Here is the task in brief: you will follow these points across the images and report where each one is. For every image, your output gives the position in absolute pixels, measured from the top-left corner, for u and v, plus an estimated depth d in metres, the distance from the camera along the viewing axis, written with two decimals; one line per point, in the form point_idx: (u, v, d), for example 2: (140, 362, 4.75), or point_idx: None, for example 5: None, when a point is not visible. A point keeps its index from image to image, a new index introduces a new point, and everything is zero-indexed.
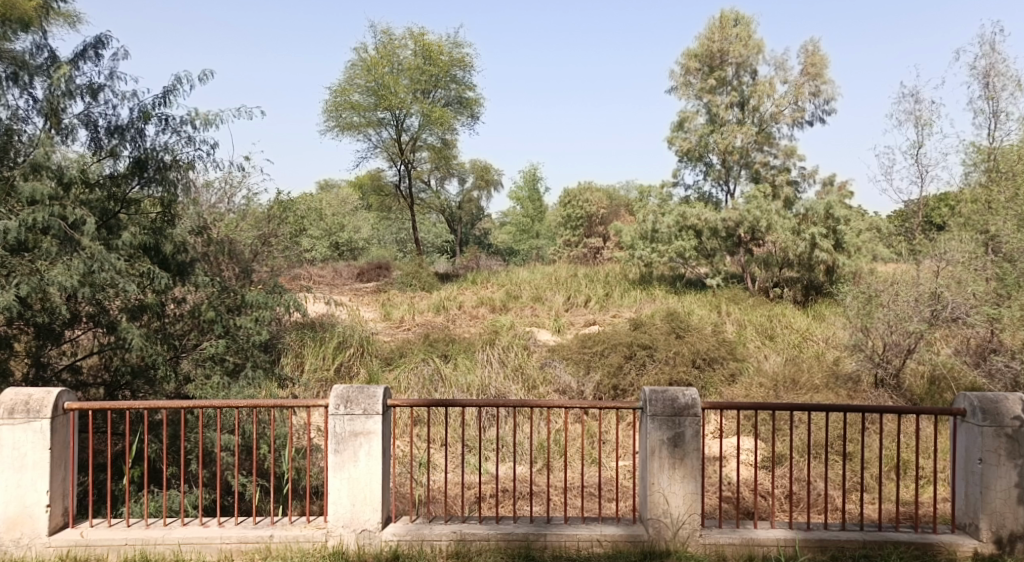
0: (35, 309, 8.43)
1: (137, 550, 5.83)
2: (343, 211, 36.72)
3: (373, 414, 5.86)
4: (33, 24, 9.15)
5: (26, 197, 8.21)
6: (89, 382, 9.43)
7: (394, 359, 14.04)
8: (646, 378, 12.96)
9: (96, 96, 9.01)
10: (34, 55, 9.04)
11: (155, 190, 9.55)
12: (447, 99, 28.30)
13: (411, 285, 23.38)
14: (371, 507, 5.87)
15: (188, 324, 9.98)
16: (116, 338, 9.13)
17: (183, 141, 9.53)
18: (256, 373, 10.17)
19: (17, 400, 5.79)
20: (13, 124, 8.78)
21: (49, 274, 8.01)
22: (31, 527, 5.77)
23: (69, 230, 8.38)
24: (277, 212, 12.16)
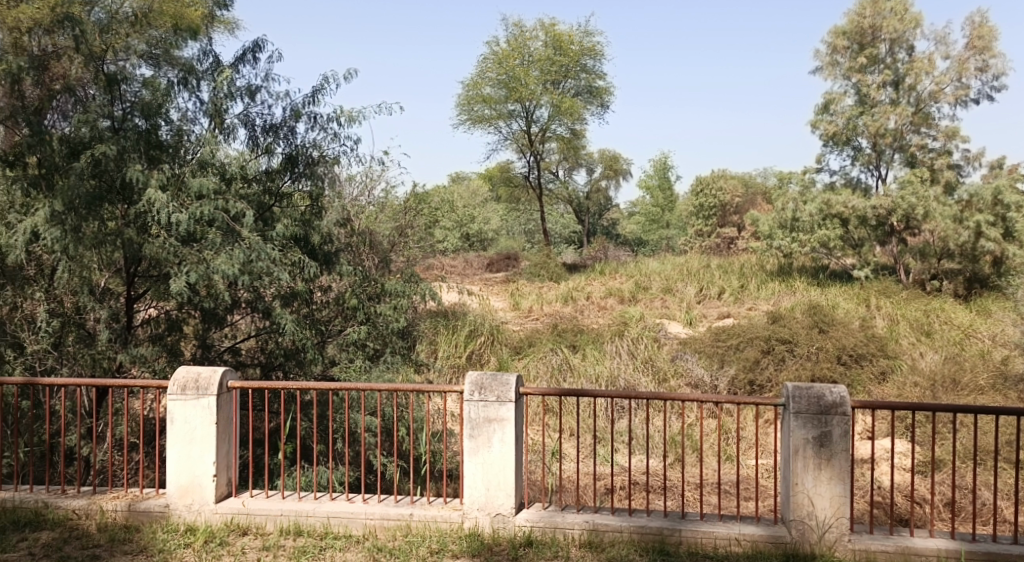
0: (202, 295, 9.25)
1: (291, 521, 6.20)
2: (473, 203, 37.35)
3: (506, 401, 5.96)
4: (201, 31, 9.87)
5: (194, 192, 8.89)
6: (247, 362, 10.19)
7: (524, 349, 14.24)
8: (785, 374, 12.43)
9: (254, 97, 9.66)
10: (201, 60, 9.82)
11: (304, 184, 10.22)
12: (577, 89, 28.23)
13: (539, 276, 23.62)
14: (505, 493, 5.97)
15: (334, 311, 10.55)
16: (270, 323, 9.87)
17: (330, 137, 10.05)
18: (394, 358, 10.54)
19: (188, 378, 6.32)
20: (183, 125, 9.57)
21: (214, 264, 8.68)
22: (200, 495, 6.27)
23: (231, 222, 9.05)
24: (413, 204, 12.57)
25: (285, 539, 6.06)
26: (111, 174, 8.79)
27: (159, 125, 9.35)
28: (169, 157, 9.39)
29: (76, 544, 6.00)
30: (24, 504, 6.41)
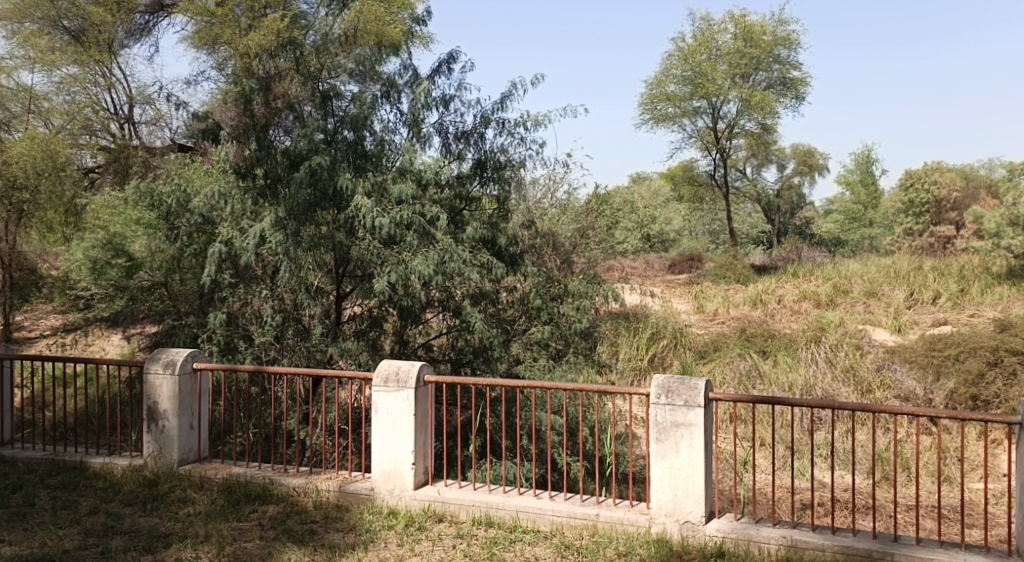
0: (400, 294, 9.85)
1: (483, 513, 6.43)
2: (655, 203, 36.80)
3: (695, 405, 5.82)
4: (401, 47, 10.51)
5: (395, 198, 9.47)
6: (439, 358, 10.73)
7: (709, 353, 13.83)
8: (1017, 390, 11.14)
9: (448, 106, 10.14)
10: (402, 74, 10.44)
11: (492, 188, 10.56)
12: (769, 81, 27.03)
13: (725, 277, 22.87)
14: (694, 500, 5.84)
15: (519, 310, 10.85)
16: (460, 321, 10.32)
17: (517, 142, 10.32)
18: (577, 359, 10.63)
19: (390, 371, 6.76)
20: (385, 135, 10.23)
21: (411, 265, 9.20)
22: (400, 481, 6.67)
23: (427, 225, 9.54)
24: (595, 206, 12.60)
25: (478, 529, 6.29)
26: (325, 183, 9.58)
27: (365, 136, 10.05)
28: (373, 166, 10.07)
29: (296, 519, 6.60)
30: (253, 479, 7.14)
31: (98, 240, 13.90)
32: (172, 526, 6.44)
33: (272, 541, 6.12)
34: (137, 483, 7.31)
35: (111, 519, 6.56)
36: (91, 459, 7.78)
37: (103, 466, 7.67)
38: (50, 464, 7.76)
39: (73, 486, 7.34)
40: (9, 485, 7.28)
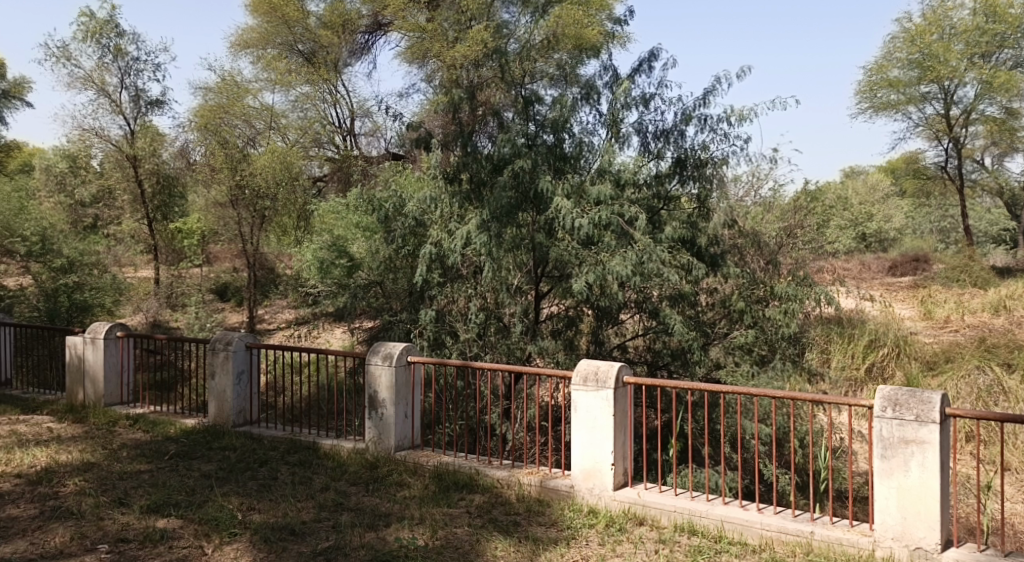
0: (597, 294, 9.93)
1: (685, 519, 6.30)
2: (873, 199, 34.10)
3: (928, 421, 5.33)
4: (600, 49, 10.60)
5: (593, 199, 9.52)
6: (636, 360, 10.68)
7: (939, 365, 12.64)
8: None
9: (648, 105, 10.06)
10: (602, 75, 10.51)
11: (692, 187, 10.32)
12: (1016, 60, 24.16)
13: (958, 281, 20.71)
14: (927, 525, 5.35)
15: (720, 313, 10.55)
16: (658, 323, 10.21)
17: (719, 138, 10.02)
18: (785, 366, 10.11)
19: (589, 371, 6.83)
20: (584, 137, 10.34)
21: (609, 265, 9.23)
22: (599, 480, 6.72)
23: (625, 226, 9.50)
24: (804, 203, 11.95)
25: (681, 535, 6.17)
26: (527, 185, 9.80)
27: (564, 138, 10.25)
28: (571, 168, 10.24)
29: (501, 509, 6.86)
30: (461, 468, 7.52)
31: (325, 242, 15.44)
32: (391, 507, 6.94)
33: (480, 529, 6.40)
34: (359, 465, 7.95)
35: (340, 496, 7.19)
36: (321, 440, 8.58)
37: (330, 447, 8.42)
38: (289, 443, 8.64)
39: (308, 463, 8.13)
40: (257, 459, 8.20)
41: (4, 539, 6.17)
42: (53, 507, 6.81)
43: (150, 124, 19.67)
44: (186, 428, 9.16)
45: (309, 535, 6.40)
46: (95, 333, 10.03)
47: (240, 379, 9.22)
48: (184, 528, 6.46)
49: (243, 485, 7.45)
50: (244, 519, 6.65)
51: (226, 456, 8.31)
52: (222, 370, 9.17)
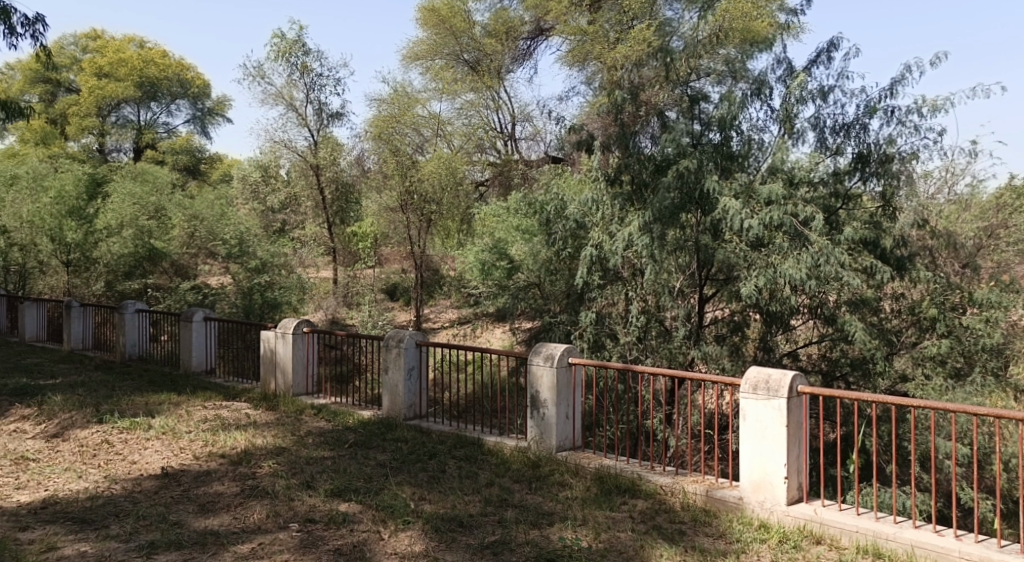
0: (768, 299, 9.57)
1: (869, 541, 5.92)
2: None
3: None
4: (772, 43, 10.21)
5: (764, 198, 9.14)
6: (809, 369, 10.20)
7: None
8: None
9: (826, 98, 9.57)
10: (775, 69, 10.12)
11: (875, 184, 9.67)
12: None
13: None
14: None
15: (907, 321, 9.84)
16: (836, 330, 9.67)
17: (908, 131, 9.35)
18: (984, 381, 9.24)
19: (759, 379, 6.58)
20: (754, 134, 10.00)
21: (781, 268, 8.86)
22: (772, 493, 6.46)
23: (799, 226, 9.04)
24: (1008, 201, 10.95)
25: (863, 558, 5.79)
26: (692, 185, 9.48)
27: (732, 136, 9.94)
28: (740, 167, 9.93)
29: (665, 517, 6.76)
30: (623, 472, 7.48)
31: (486, 245, 15.85)
32: (554, 506, 7.04)
33: (645, 535, 6.35)
34: (522, 463, 8.11)
35: (504, 492, 7.38)
36: (486, 437, 8.83)
37: (495, 445, 8.66)
38: (455, 438, 8.96)
39: (473, 459, 8.40)
40: (427, 452, 8.59)
41: (211, 512, 6.86)
42: (251, 486, 7.48)
43: (331, 134, 21.28)
44: (363, 419, 9.74)
45: (476, 527, 6.63)
46: (285, 328, 10.88)
47: (410, 374, 9.68)
48: (363, 513, 6.89)
49: (415, 476, 7.83)
50: (416, 508, 6.99)
51: (399, 447, 8.77)
52: (395, 365, 9.68)
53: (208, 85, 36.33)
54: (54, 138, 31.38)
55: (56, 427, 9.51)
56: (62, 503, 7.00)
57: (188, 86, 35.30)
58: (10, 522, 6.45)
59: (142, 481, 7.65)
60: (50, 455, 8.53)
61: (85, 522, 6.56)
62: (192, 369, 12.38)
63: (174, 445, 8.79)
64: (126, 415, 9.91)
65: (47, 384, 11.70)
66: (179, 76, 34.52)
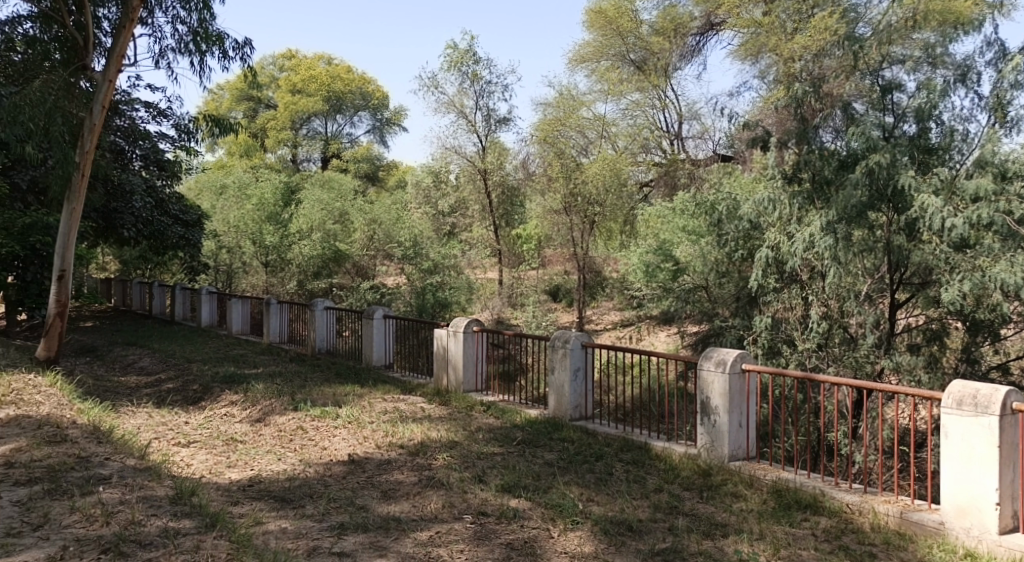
0: (974, 306, 8.82)
1: None
2: None
3: None
4: (979, 23, 9.32)
5: (970, 195, 8.36)
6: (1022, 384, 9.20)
7: None
8: None
9: None
10: (983, 52, 9.28)
11: None
12: None
13: None
14: None
15: None
16: None
17: None
18: None
19: (966, 394, 6.00)
20: (957, 124, 9.18)
21: (992, 272, 8.14)
22: (979, 521, 5.88)
23: (1014, 226, 8.28)
24: None
25: None
26: (882, 182, 8.81)
27: (930, 128, 9.18)
28: (940, 162, 9.19)
29: (853, 537, 6.32)
30: (803, 487, 7.10)
31: (651, 246, 15.55)
32: (728, 517, 6.80)
33: (830, 555, 5.98)
34: (693, 470, 7.86)
35: (674, 499, 7.22)
36: (653, 442, 8.68)
37: (663, 450, 8.47)
38: (622, 441, 8.87)
39: (641, 463, 8.28)
40: (594, 453, 8.57)
41: (393, 499, 7.22)
42: (427, 477, 7.80)
43: (497, 140, 22.08)
44: (531, 418, 9.87)
45: (647, 533, 6.54)
46: (455, 327, 11.23)
47: (576, 375, 9.70)
48: (533, 510, 6.98)
49: (582, 477, 7.84)
50: (585, 509, 6.99)
51: (566, 447, 8.81)
52: (561, 366, 9.74)
53: (387, 97, 38.41)
54: (255, 150, 34.45)
55: (259, 413, 10.41)
56: (265, 482, 7.65)
57: (369, 98, 37.51)
58: (222, 496, 7.12)
59: (331, 466, 8.20)
60: (254, 437, 9.36)
61: (284, 501, 7.13)
62: (373, 364, 13.12)
63: (358, 434, 9.35)
64: (317, 404, 10.66)
65: (251, 373, 12.84)
66: (361, 89, 36.80)
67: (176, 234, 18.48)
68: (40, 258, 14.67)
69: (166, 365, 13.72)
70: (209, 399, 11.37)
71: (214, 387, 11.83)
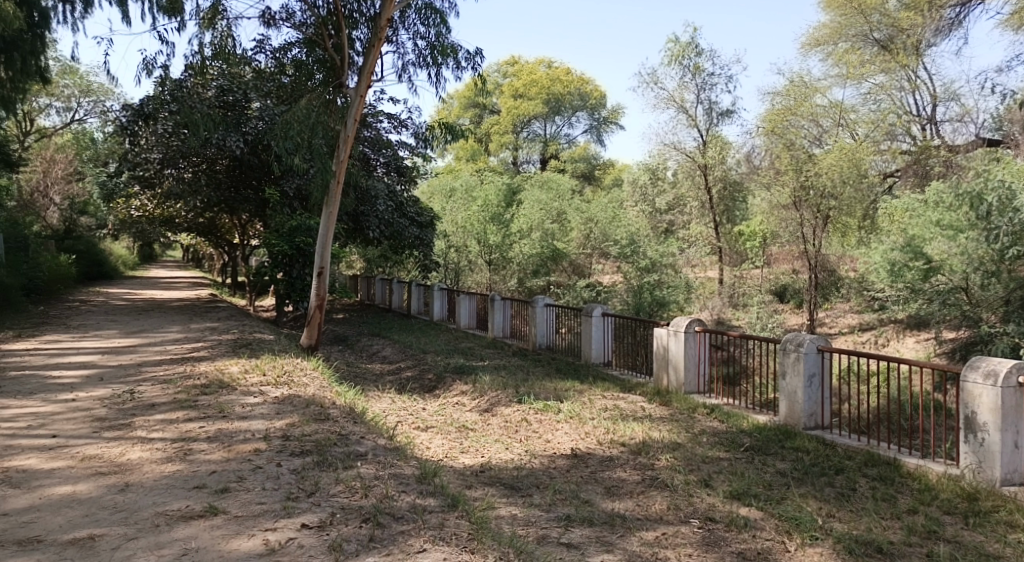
0: None
1: None
2: None
3: None
4: None
5: None
6: None
7: None
8: None
9: None
10: None
11: None
12: None
13: None
14: None
15: None
16: None
17: None
18: None
19: None
20: None
21: None
22: None
23: None
24: None
25: None
26: None
27: None
28: None
29: None
30: None
31: (897, 243, 13.66)
32: (1002, 549, 5.98)
33: None
34: (954, 493, 6.97)
35: (933, 523, 6.47)
36: (904, 458, 7.84)
37: (916, 468, 7.60)
38: (866, 454, 8.10)
39: (890, 480, 7.51)
40: (833, 465, 7.92)
41: (618, 496, 7.17)
42: (652, 477, 7.66)
43: (719, 134, 21.61)
44: (759, 424, 9.31)
45: (900, 557, 5.95)
46: (676, 327, 10.95)
47: (811, 382, 9.03)
48: (766, 521, 6.60)
49: (821, 490, 7.29)
50: (826, 524, 6.49)
51: (800, 457, 8.24)
52: (793, 371, 9.12)
53: (605, 96, 38.39)
54: (480, 154, 36.55)
55: (487, 403, 10.86)
56: (495, 470, 7.94)
57: (587, 98, 37.74)
58: (458, 479, 7.49)
59: (556, 459, 8.33)
60: (483, 426, 9.77)
61: (513, 489, 7.36)
62: (591, 362, 13.19)
63: (580, 429, 9.42)
64: (540, 397, 10.91)
65: (478, 365, 13.44)
66: (580, 89, 37.10)
67: (412, 234, 19.86)
68: (304, 256, 16.41)
69: (404, 355, 14.75)
70: (442, 388, 12.05)
71: (446, 376, 12.53)
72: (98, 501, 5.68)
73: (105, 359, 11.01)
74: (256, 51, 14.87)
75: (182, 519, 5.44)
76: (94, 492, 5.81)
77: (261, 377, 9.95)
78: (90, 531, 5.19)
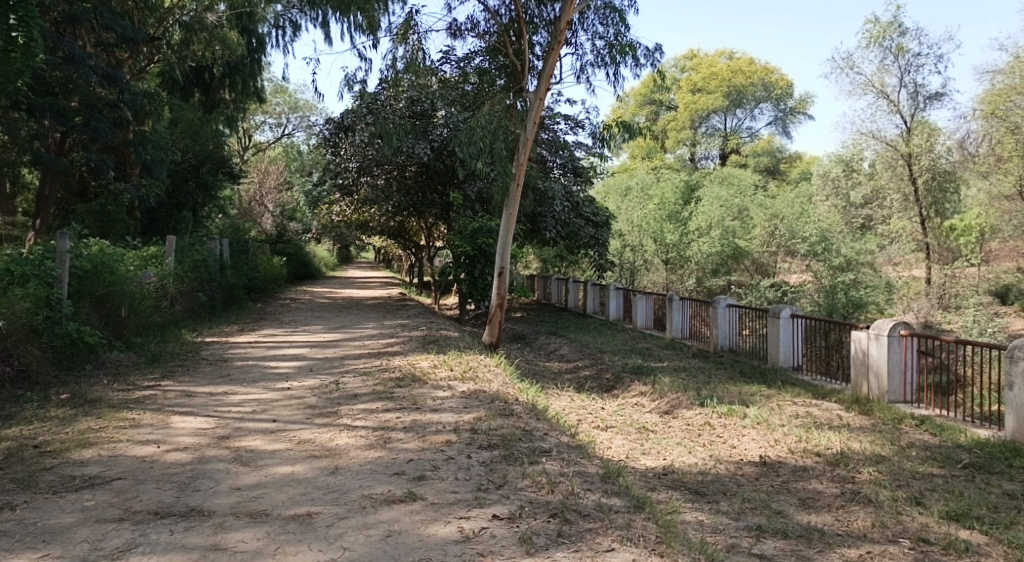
0: None
1: None
2: None
3: None
4: None
5: None
6: None
7: None
8: None
9: None
10: None
11: None
12: None
13: None
14: None
15: None
16: None
17: None
18: None
19: None
20: None
21: None
22: None
23: None
24: None
25: None
26: None
27: None
28: None
29: None
30: None
31: None
32: None
33: None
34: None
35: None
36: None
37: None
38: None
39: None
40: None
41: (814, 509, 6.78)
42: (852, 490, 7.17)
43: (926, 120, 19.92)
44: (980, 439, 8.42)
45: None
46: (879, 329, 10.18)
47: None
48: (990, 546, 5.98)
49: None
50: None
51: None
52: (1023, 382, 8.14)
53: (792, 85, 36.29)
54: (656, 152, 36.34)
55: (667, 405, 10.65)
56: (679, 474, 7.78)
57: (772, 89, 35.89)
58: (642, 481, 7.41)
59: (743, 466, 8.02)
60: (664, 428, 9.60)
61: (699, 494, 7.17)
62: (779, 365, 12.58)
63: (769, 436, 9.00)
64: (724, 401, 10.55)
65: (657, 366, 13.24)
66: (764, 80, 35.42)
67: (588, 234, 19.94)
68: (486, 257, 16.93)
69: (582, 354, 14.82)
70: (621, 388, 11.99)
71: (624, 376, 12.45)
72: (313, 481, 6.18)
73: (312, 352, 11.97)
74: (442, 61, 15.54)
75: (386, 503, 5.80)
76: (309, 473, 6.33)
77: (449, 372, 10.40)
78: (308, 508, 5.66)
